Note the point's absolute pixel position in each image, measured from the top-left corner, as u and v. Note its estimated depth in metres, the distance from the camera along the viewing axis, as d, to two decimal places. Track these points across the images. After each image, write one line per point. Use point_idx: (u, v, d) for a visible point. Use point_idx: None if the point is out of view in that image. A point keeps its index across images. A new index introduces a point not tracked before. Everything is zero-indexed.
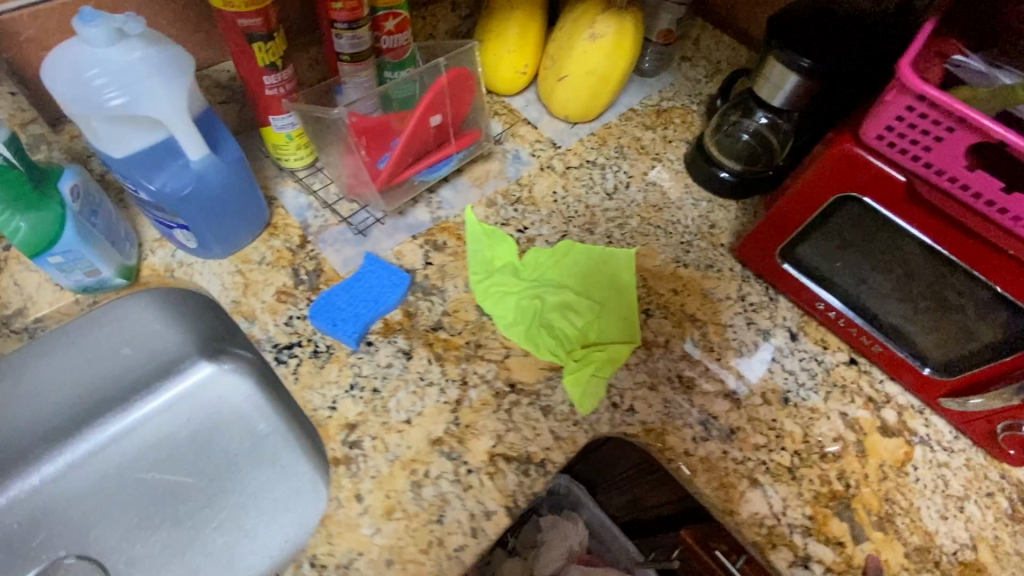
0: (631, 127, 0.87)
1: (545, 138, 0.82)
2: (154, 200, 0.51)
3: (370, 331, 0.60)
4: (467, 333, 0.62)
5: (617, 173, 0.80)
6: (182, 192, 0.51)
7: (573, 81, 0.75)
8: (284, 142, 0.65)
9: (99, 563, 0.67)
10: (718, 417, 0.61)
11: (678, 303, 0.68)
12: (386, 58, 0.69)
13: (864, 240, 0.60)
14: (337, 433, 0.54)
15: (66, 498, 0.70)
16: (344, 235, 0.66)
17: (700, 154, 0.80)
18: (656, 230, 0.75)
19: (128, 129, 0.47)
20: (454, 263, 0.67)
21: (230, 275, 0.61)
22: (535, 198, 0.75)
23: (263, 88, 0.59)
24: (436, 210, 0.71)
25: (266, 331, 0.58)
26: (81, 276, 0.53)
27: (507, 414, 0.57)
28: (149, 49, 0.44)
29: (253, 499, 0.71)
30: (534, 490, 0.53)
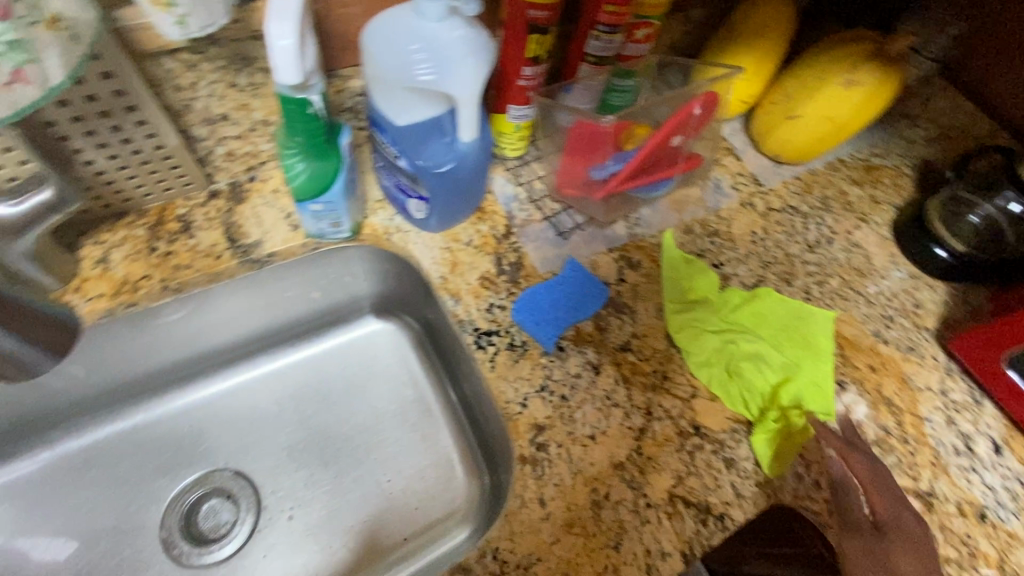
0: (838, 179, 0.80)
1: (749, 173, 0.78)
2: (412, 170, 0.53)
3: (563, 336, 0.60)
4: (656, 362, 0.60)
5: (820, 226, 0.75)
6: (441, 168, 0.52)
7: (805, 122, 0.71)
8: (511, 131, 0.66)
9: (252, 482, 0.70)
10: None
11: (874, 381, 0.64)
12: (622, 66, 0.68)
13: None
14: (526, 431, 0.54)
15: (230, 414, 0.74)
16: (545, 233, 0.66)
17: (916, 224, 0.73)
18: (856, 296, 0.70)
19: (421, 100, 0.48)
20: (648, 285, 0.65)
21: (440, 250, 0.63)
22: (733, 235, 0.72)
23: (517, 77, 0.60)
24: (634, 226, 0.69)
25: (468, 313, 0.60)
26: (326, 225, 0.56)
27: (689, 455, 0.55)
28: (471, 30, 0.45)
29: (393, 461, 0.72)
30: (710, 542, 0.51)
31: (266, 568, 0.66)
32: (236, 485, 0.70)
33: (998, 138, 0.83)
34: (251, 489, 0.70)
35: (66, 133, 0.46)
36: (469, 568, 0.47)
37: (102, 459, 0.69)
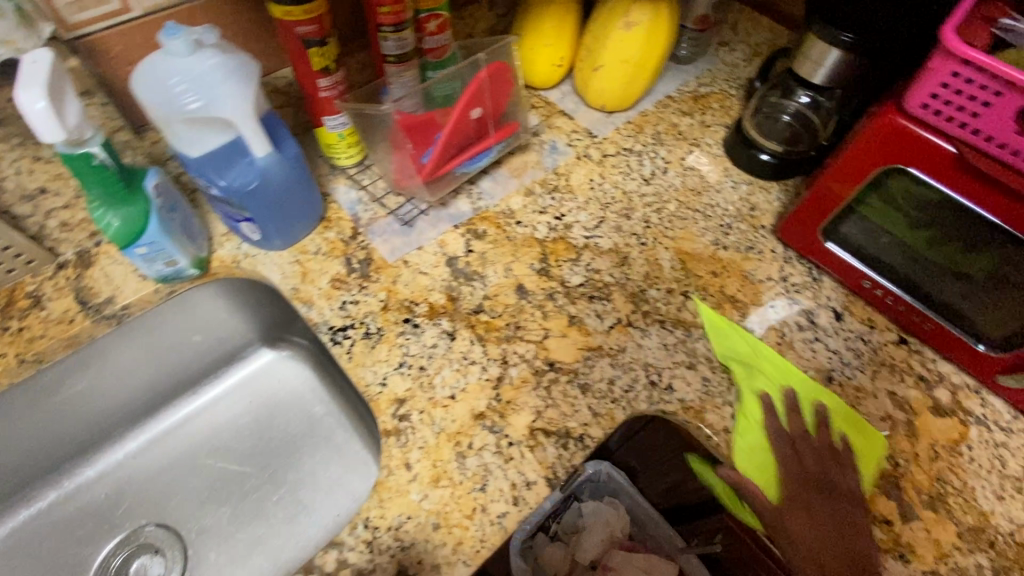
0: (669, 114, 0.88)
1: (582, 128, 0.84)
2: (225, 194, 0.57)
3: (416, 314, 0.64)
4: (507, 315, 0.65)
5: (655, 160, 0.81)
6: (250, 186, 0.56)
7: (608, 72, 0.77)
8: (336, 141, 0.70)
9: (176, 531, 0.72)
10: (759, 395, 0.61)
11: (718, 284, 0.69)
12: (428, 58, 0.74)
13: (910, 215, 0.60)
14: (387, 406, 0.57)
15: (147, 471, 0.76)
16: (391, 226, 0.71)
17: (739, 135, 0.81)
18: (694, 214, 0.76)
19: (206, 129, 0.52)
20: (495, 249, 0.70)
21: (289, 264, 0.66)
22: (572, 186, 0.77)
23: (318, 90, 0.64)
24: (476, 200, 0.74)
25: (322, 314, 0.63)
26: (162, 265, 0.59)
27: (546, 390, 0.59)
28: (219, 54, 0.50)
29: (312, 477, 0.75)
30: (573, 463, 0.55)
31: None
32: (160, 537, 0.72)
33: None
34: (174, 539, 0.72)
35: None
36: (342, 540, 0.50)
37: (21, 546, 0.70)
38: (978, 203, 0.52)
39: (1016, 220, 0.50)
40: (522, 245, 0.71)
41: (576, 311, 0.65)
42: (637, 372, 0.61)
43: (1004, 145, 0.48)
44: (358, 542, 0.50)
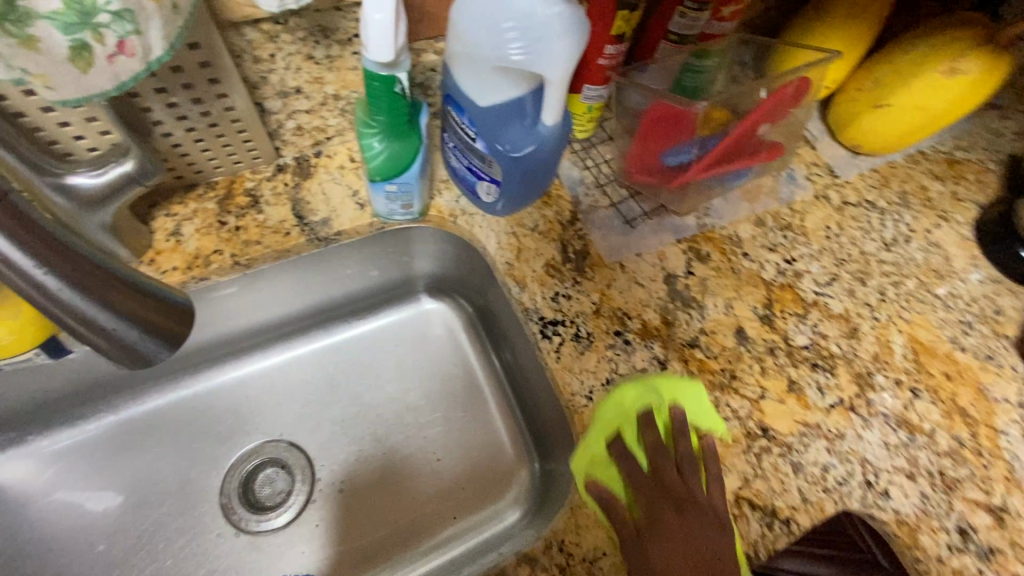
0: (920, 173, 0.77)
1: (823, 163, 0.75)
2: (490, 154, 0.52)
3: (628, 329, 0.58)
4: (723, 359, 0.58)
5: (898, 223, 0.72)
6: (519, 155, 0.51)
7: (890, 114, 0.67)
8: (581, 112, 0.64)
9: (306, 454, 0.72)
10: (978, 531, 0.55)
11: (950, 390, 0.62)
12: (702, 45, 0.63)
13: None
14: (591, 424, 0.53)
15: (284, 385, 0.75)
16: (612, 221, 0.65)
17: (1003, 224, 0.70)
18: (934, 300, 0.67)
19: (506, 82, 0.47)
20: (716, 279, 0.63)
21: (505, 235, 0.62)
22: (806, 229, 0.69)
23: (598, 54, 0.57)
24: (704, 216, 0.67)
25: (534, 300, 0.59)
26: (397, 207, 0.54)
27: (756, 458, 0.54)
28: (569, 5, 0.43)
29: (445, 442, 0.73)
30: (775, 547, 0.51)
31: (318, 539, 0.68)
32: (291, 456, 0.71)
33: None
34: (303, 461, 0.71)
35: (149, 106, 0.46)
36: (536, 557, 0.47)
37: (165, 423, 0.71)
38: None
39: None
40: (746, 282, 0.63)
41: (796, 375, 0.59)
42: (849, 465, 0.56)
43: None
44: (551, 564, 0.47)
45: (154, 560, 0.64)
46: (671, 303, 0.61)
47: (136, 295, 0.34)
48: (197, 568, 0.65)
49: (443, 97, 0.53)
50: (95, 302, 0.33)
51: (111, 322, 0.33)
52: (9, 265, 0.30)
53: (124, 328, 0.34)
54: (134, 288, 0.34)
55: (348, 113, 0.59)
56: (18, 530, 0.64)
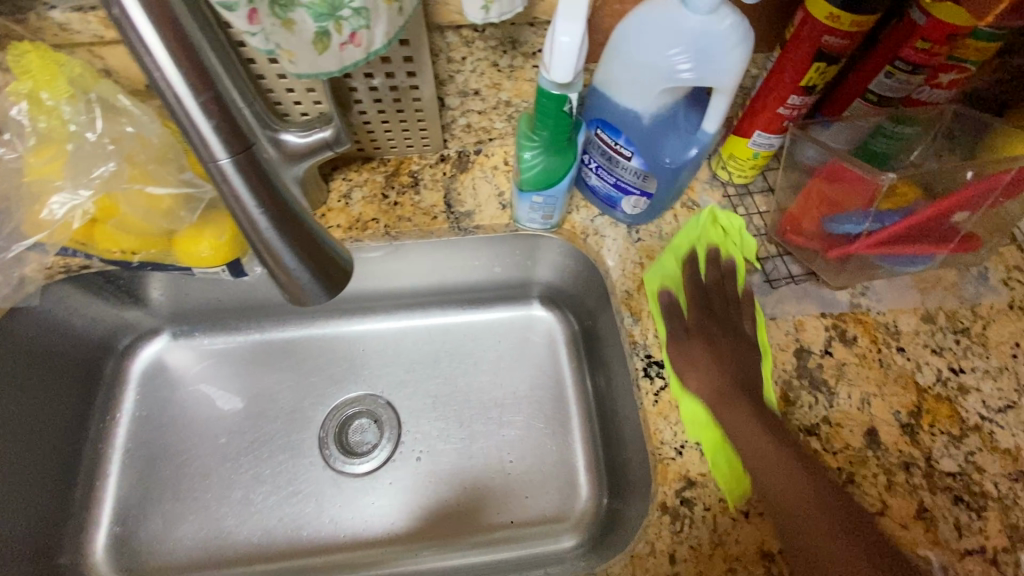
0: None
1: None
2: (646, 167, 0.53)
3: None
4: (843, 457, 0.52)
5: None
6: (678, 165, 0.51)
7: None
8: (746, 158, 0.61)
9: (397, 416, 0.77)
10: None
11: None
12: (906, 111, 0.57)
13: None
14: (674, 479, 0.51)
15: (395, 350, 0.81)
16: (751, 276, 0.61)
17: None
18: None
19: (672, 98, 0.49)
20: (857, 367, 0.56)
21: (632, 264, 0.61)
22: (988, 339, 0.59)
23: (779, 104, 0.55)
24: (859, 295, 0.60)
25: (645, 337, 0.58)
26: (537, 217, 0.57)
27: None
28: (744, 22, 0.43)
29: (521, 448, 0.74)
30: None
31: (389, 496, 0.73)
32: (385, 414, 0.78)
33: None
34: (394, 423, 0.77)
35: (356, 87, 0.53)
36: None
37: (294, 352, 0.81)
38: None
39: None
40: (893, 380, 0.56)
41: (931, 502, 0.51)
42: None
43: None
44: None
45: (256, 465, 0.73)
46: (796, 378, 0.56)
47: (320, 248, 0.36)
48: (286, 484, 0.73)
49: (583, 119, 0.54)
50: (286, 246, 0.35)
51: (291, 263, 0.35)
52: (230, 187, 0.33)
53: (297, 269, 0.36)
54: (322, 242, 0.36)
55: (514, 119, 0.63)
56: (168, 404, 0.77)
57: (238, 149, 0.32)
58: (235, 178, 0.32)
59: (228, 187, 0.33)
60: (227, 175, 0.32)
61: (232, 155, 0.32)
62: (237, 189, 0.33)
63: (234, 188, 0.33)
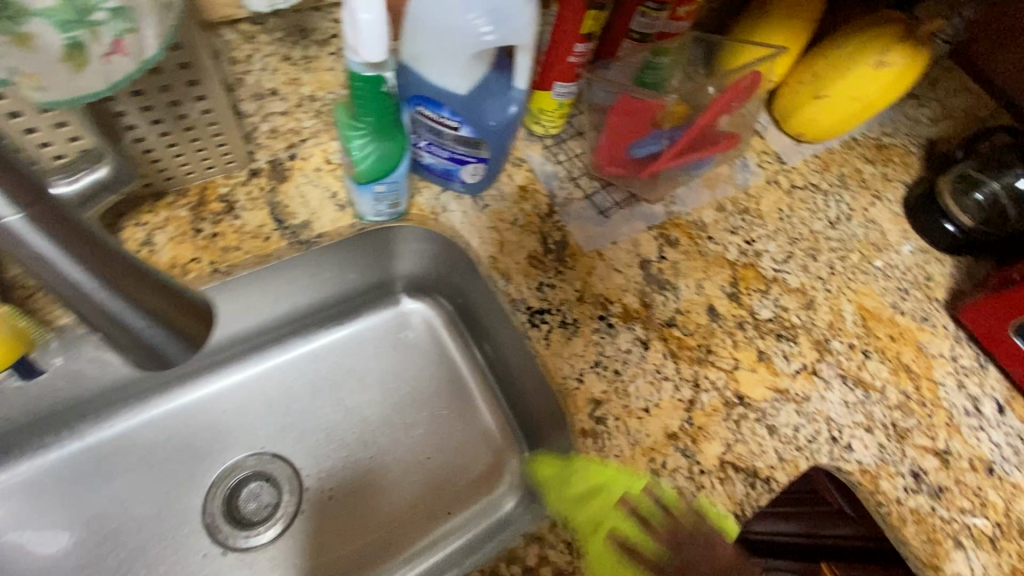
0: (853, 158, 0.85)
1: (772, 151, 0.81)
2: (476, 136, 0.54)
3: (611, 313, 0.61)
4: (699, 336, 0.63)
5: (840, 203, 0.80)
6: (504, 124, 0.53)
7: (829, 104, 0.74)
8: (553, 108, 0.66)
9: (291, 464, 0.70)
10: (928, 473, 0.61)
11: (895, 350, 0.69)
12: (661, 44, 0.68)
13: None
14: (584, 406, 0.56)
15: (264, 397, 0.72)
16: (587, 212, 0.68)
17: (927, 200, 0.79)
18: (874, 271, 0.75)
19: (480, 66, 0.50)
20: (686, 262, 0.68)
21: (487, 231, 0.63)
22: (762, 212, 0.75)
23: (569, 53, 0.60)
24: (670, 204, 0.71)
25: (519, 292, 0.60)
26: (384, 208, 0.55)
27: (736, 424, 0.58)
28: None
29: (434, 439, 0.73)
30: (760, 504, 0.55)
31: (311, 548, 0.66)
32: (276, 467, 0.70)
33: (1001, 119, 0.89)
34: (290, 471, 0.70)
35: (123, 109, 0.45)
36: (542, 536, 0.49)
37: (137, 444, 0.67)
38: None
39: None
40: (713, 263, 0.68)
41: (763, 346, 0.64)
42: (813, 423, 0.61)
43: None
44: (558, 541, 0.49)
45: None
46: (647, 286, 0.65)
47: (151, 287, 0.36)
48: None
49: (402, 100, 0.54)
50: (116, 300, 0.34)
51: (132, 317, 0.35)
52: (32, 249, 0.31)
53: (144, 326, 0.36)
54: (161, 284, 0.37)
55: (323, 115, 0.59)
56: None
57: (32, 204, 0.31)
58: (39, 238, 0.31)
59: (31, 247, 0.31)
60: (27, 237, 0.31)
61: (25, 211, 0.30)
62: (45, 249, 0.31)
63: (41, 249, 0.31)
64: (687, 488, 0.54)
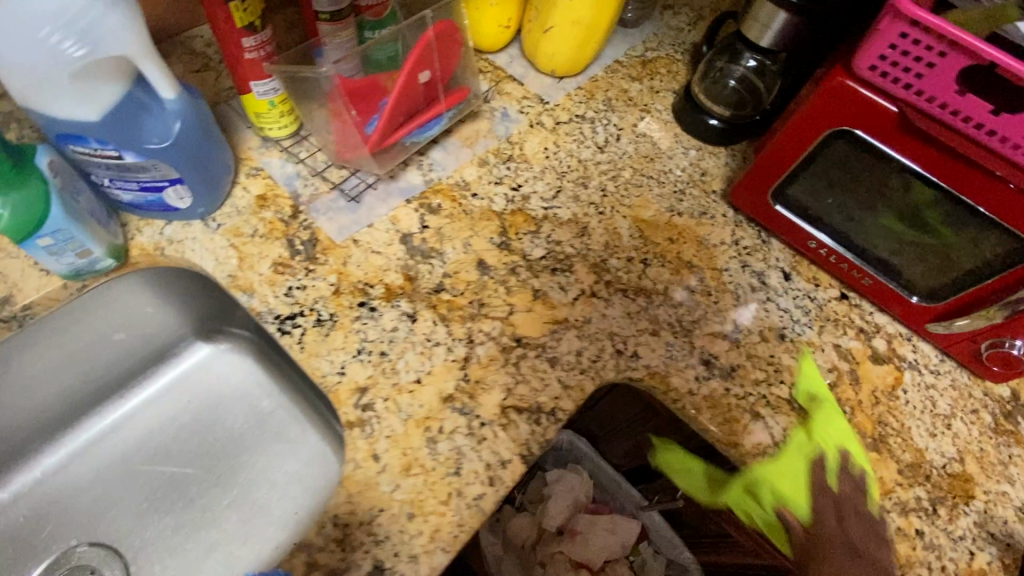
0: (618, 80, 0.86)
1: (533, 94, 0.82)
2: (144, 159, 0.52)
3: (371, 297, 0.59)
4: (470, 293, 0.62)
5: (607, 126, 0.81)
6: (166, 139, 0.51)
7: (559, 34, 0.74)
8: (267, 109, 0.64)
9: (114, 549, 0.66)
10: (718, 356, 0.63)
11: (675, 251, 0.70)
12: (365, 16, 0.67)
13: (858, 179, 0.61)
14: (348, 397, 0.54)
15: (74, 488, 0.69)
16: (336, 202, 0.65)
17: (687, 102, 0.81)
18: (648, 181, 0.76)
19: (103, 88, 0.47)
20: (451, 224, 0.66)
21: (222, 250, 0.60)
22: (527, 155, 0.75)
23: (241, 50, 0.58)
24: (428, 171, 0.70)
25: (266, 302, 0.58)
26: (75, 258, 0.53)
27: (516, 367, 0.58)
28: None
29: (263, 474, 0.70)
30: (548, 438, 0.55)
31: None
32: (97, 557, 0.66)
33: None
34: (114, 556, 0.66)
35: None
36: (311, 542, 0.47)
37: None
38: (930, 168, 0.53)
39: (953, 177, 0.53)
40: (480, 217, 0.68)
41: (539, 284, 0.64)
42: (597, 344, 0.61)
43: (957, 115, 0.49)
44: (328, 542, 0.47)
45: None
46: (411, 260, 0.63)
47: None
48: None
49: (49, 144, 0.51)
50: None
51: None
52: None
53: None
54: None
55: None
56: None
57: None
58: None
59: None
60: None
61: None
62: None
63: None
64: (469, 446, 0.53)
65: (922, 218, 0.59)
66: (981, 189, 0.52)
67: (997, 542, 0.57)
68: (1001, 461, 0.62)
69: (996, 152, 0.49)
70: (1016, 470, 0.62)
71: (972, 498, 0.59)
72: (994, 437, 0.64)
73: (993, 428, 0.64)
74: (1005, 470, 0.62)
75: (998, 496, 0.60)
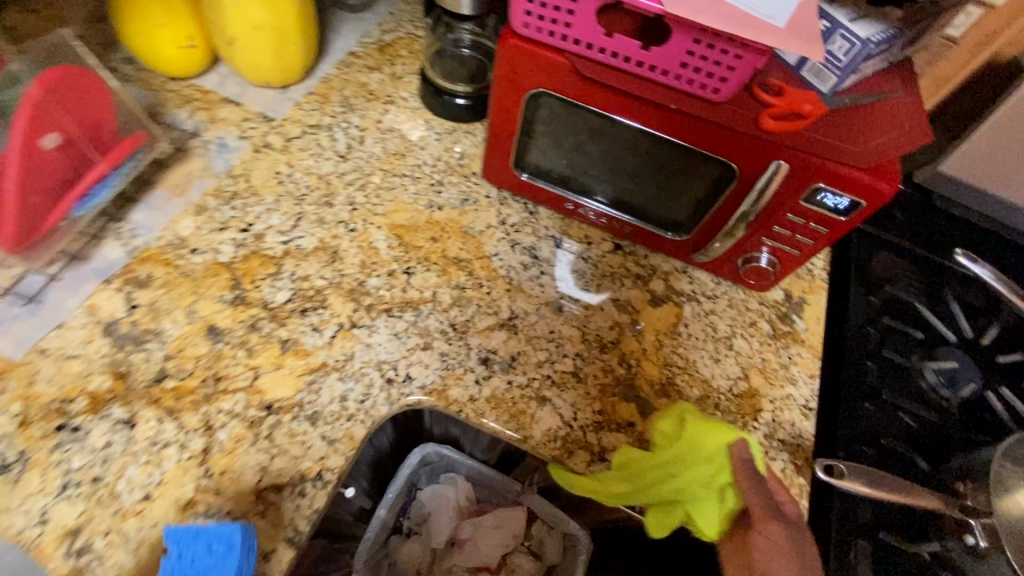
0: (354, 74, 0.78)
1: (254, 114, 0.72)
2: None
3: (72, 414, 0.50)
4: (201, 370, 0.54)
5: (348, 129, 0.73)
6: None
7: (246, 42, 0.65)
8: None
9: None
10: (498, 350, 0.60)
11: (439, 250, 0.66)
12: None
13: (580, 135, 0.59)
14: (56, 547, 0.45)
15: None
16: (9, 311, 0.54)
17: (428, 85, 0.74)
18: (401, 180, 0.70)
19: None
20: (168, 295, 0.58)
21: None
22: (255, 187, 0.66)
23: None
24: (129, 239, 0.60)
25: None
26: None
27: (268, 440, 0.51)
28: None
29: None
30: (315, 508, 0.49)
31: None
32: None
33: None
34: None
35: None
36: None
37: None
38: (619, 113, 0.52)
39: (641, 118, 0.51)
40: (204, 277, 0.59)
41: (286, 332, 0.57)
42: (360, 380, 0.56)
43: (619, 56, 0.48)
44: None
45: None
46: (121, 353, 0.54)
47: None
48: None
49: None
50: None
51: None
52: None
53: None
54: None
55: None
56: None
57: None
58: None
59: None
60: None
61: None
62: None
63: None
64: None
65: (645, 155, 0.57)
66: (670, 124, 0.51)
67: (788, 446, 0.60)
68: (782, 364, 0.65)
69: (665, 84, 0.49)
70: (797, 368, 0.65)
71: (759, 411, 0.61)
72: (774, 342, 0.66)
73: (772, 334, 0.67)
74: (788, 372, 0.64)
75: (783, 401, 0.62)
